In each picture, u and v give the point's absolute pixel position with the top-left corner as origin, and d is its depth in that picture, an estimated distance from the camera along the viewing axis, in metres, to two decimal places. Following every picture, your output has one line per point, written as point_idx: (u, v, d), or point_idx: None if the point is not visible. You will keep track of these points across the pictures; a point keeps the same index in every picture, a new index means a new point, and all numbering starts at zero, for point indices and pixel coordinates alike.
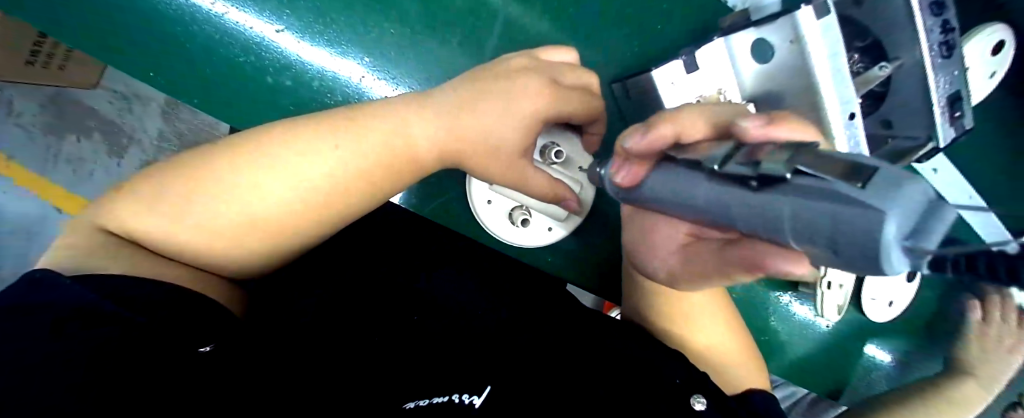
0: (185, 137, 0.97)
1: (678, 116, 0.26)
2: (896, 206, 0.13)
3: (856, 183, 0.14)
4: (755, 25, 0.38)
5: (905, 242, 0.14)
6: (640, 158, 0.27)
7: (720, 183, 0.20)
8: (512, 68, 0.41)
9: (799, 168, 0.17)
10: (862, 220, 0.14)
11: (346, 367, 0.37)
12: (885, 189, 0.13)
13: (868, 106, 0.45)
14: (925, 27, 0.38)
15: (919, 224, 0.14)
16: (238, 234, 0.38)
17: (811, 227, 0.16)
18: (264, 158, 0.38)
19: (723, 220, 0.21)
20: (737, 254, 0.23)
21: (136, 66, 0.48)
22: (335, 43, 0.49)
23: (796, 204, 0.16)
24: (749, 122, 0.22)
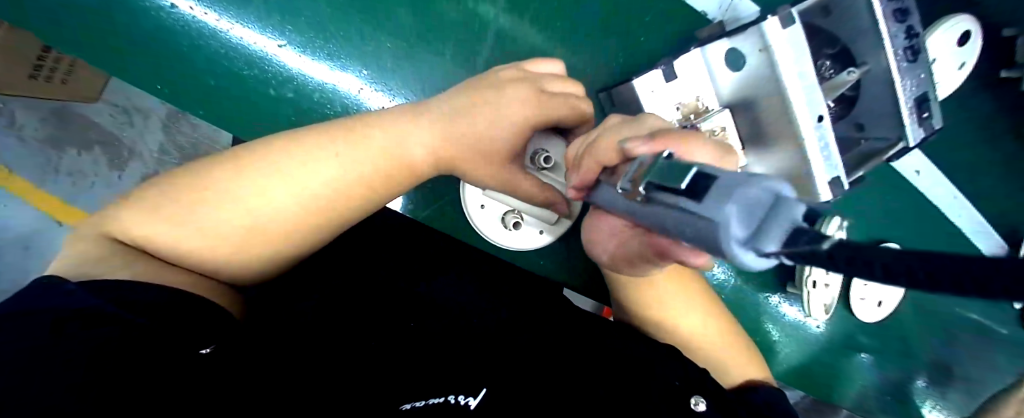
0: (186, 150, 0.97)
1: (594, 145, 0.29)
2: (723, 214, 0.15)
3: (696, 200, 0.17)
4: (728, 35, 0.40)
5: (748, 243, 0.15)
6: (580, 187, 0.30)
7: (628, 198, 0.23)
8: (504, 79, 0.43)
9: (665, 186, 0.19)
10: (711, 232, 0.16)
11: (345, 370, 0.38)
12: (717, 198, 0.16)
13: (840, 110, 0.47)
14: (889, 33, 0.40)
15: (759, 222, 0.15)
16: (241, 239, 0.40)
17: (692, 233, 0.18)
18: (268, 165, 0.40)
19: (641, 221, 0.23)
20: (656, 239, 0.25)
21: (145, 80, 0.50)
22: (335, 57, 0.51)
23: (677, 220, 0.18)
24: (635, 143, 0.24)
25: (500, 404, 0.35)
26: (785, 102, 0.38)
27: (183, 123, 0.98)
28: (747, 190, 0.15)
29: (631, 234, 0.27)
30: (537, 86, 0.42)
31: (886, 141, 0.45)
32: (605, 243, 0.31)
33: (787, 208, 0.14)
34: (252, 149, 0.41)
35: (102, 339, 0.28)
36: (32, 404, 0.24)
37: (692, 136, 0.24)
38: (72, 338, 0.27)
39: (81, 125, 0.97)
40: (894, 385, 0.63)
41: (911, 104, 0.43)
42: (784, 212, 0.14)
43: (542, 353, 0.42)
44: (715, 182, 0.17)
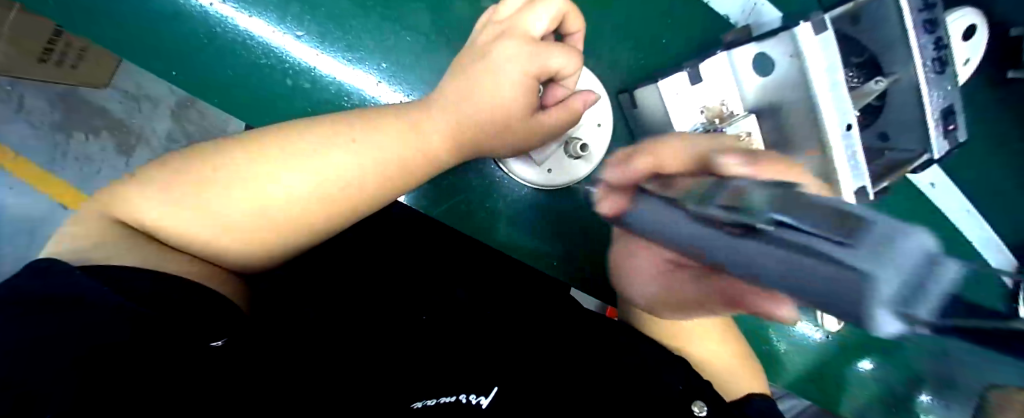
0: (192, 136, 0.93)
1: (657, 155, 0.28)
2: (889, 267, 0.11)
3: (839, 240, 0.13)
4: (757, 40, 0.42)
5: (897, 311, 0.12)
6: (624, 190, 0.27)
7: (696, 221, 0.19)
8: (489, 43, 0.42)
9: (779, 219, 0.15)
10: (857, 287, 0.12)
11: (356, 365, 0.38)
12: (876, 248, 0.12)
13: (867, 118, 0.45)
14: (919, 44, 0.41)
15: (915, 294, 0.12)
16: (254, 226, 0.38)
17: (795, 280, 0.14)
18: (285, 149, 0.38)
19: (698, 257, 0.19)
20: (722, 288, 0.20)
21: (160, 65, 0.50)
22: (354, 49, 0.51)
23: (814, 267, 0.13)
24: (728, 162, 0.24)
25: (510, 405, 0.35)
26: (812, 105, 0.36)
27: (190, 110, 0.94)
28: (917, 245, 0.12)
29: (682, 273, 0.23)
30: (525, 35, 0.40)
31: (911, 152, 0.45)
32: (640, 259, 0.29)
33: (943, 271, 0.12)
34: (264, 134, 0.40)
35: (107, 340, 0.27)
36: (34, 407, 0.23)
37: (767, 161, 0.24)
38: (77, 336, 0.27)
39: (91, 110, 0.97)
40: None
41: (936, 115, 0.43)
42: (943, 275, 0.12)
43: (553, 354, 0.42)
44: (787, 203, 0.16)
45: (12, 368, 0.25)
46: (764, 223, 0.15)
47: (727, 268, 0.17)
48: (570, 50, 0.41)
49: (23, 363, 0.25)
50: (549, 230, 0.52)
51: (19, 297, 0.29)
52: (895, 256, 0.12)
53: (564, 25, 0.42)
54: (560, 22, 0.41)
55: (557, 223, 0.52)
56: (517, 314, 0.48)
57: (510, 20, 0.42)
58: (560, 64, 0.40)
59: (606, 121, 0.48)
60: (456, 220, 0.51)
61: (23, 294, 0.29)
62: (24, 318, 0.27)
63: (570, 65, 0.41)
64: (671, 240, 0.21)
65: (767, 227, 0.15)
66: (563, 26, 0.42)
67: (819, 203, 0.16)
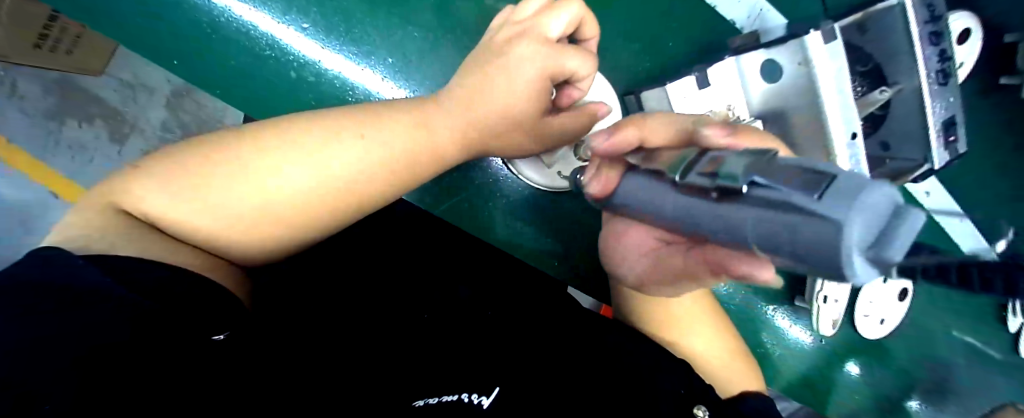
0: (189, 127, 0.98)
1: (643, 123, 0.30)
2: (854, 212, 0.13)
3: (813, 194, 0.14)
4: (765, 46, 0.41)
5: (870, 255, 0.14)
6: (611, 160, 0.29)
7: (685, 193, 0.21)
8: (505, 40, 0.40)
9: (754, 178, 0.17)
10: (830, 236, 0.14)
11: (357, 361, 0.38)
12: (841, 198, 0.14)
13: (868, 127, 0.47)
14: (924, 56, 0.41)
15: (882, 237, 0.14)
16: (256, 221, 0.38)
17: (773, 235, 0.16)
18: (288, 143, 0.38)
19: (691, 228, 0.21)
20: (703, 257, 0.24)
21: (161, 54, 0.49)
22: (359, 44, 0.50)
23: (785, 222, 0.15)
24: (714, 132, 0.25)
25: (511, 404, 0.35)
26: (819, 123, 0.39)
27: (187, 100, 0.99)
28: (878, 193, 0.14)
29: (676, 250, 0.27)
30: (540, 35, 0.38)
31: (913, 161, 0.45)
32: (633, 254, 0.30)
33: (911, 218, 0.14)
34: (265, 127, 0.39)
35: (107, 340, 0.26)
36: (36, 408, 0.22)
37: (753, 132, 0.25)
38: (77, 337, 0.26)
39: (85, 97, 0.96)
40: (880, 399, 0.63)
41: (939, 127, 0.43)
42: (908, 221, 0.14)
43: (552, 351, 0.42)
44: (758, 162, 0.17)
45: (11, 369, 0.23)
46: (741, 183, 0.17)
47: (714, 234, 0.20)
48: (585, 53, 0.39)
49: (20, 365, 0.23)
50: (547, 227, 0.52)
51: (19, 292, 0.27)
52: (848, 196, 0.14)
53: (580, 31, 0.41)
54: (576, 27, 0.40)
55: (556, 219, 0.52)
56: (519, 312, 0.49)
57: (533, 19, 0.40)
58: (575, 67, 0.39)
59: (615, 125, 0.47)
60: (457, 218, 0.51)
61: (26, 285, 0.28)
62: (23, 319, 0.26)
63: (586, 69, 0.39)
64: (661, 214, 0.23)
65: (743, 188, 0.17)
66: (579, 31, 0.42)
67: (789, 162, 0.17)
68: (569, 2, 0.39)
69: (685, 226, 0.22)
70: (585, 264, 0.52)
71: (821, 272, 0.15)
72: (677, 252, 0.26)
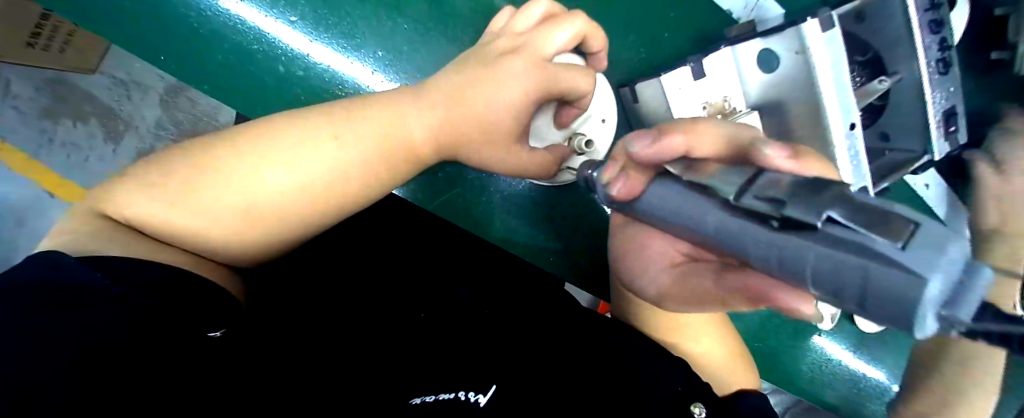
0: (183, 126, 0.96)
1: (691, 130, 0.27)
2: (935, 270, 0.14)
3: (895, 243, 0.15)
4: (762, 35, 0.41)
5: (939, 311, 0.15)
6: (642, 168, 0.28)
7: (738, 216, 0.21)
8: (499, 54, 0.40)
9: (829, 216, 0.16)
10: (910, 290, 0.14)
11: (352, 361, 0.37)
12: (928, 251, 0.14)
13: (868, 118, 0.47)
14: (923, 44, 0.41)
15: (955, 293, 0.14)
16: (234, 218, 0.37)
17: (835, 275, 0.16)
18: (268, 139, 0.38)
19: (732, 249, 0.21)
20: (743, 284, 0.23)
21: (148, 50, 0.48)
22: (350, 37, 0.50)
23: (860, 270, 0.15)
24: (774, 152, 0.23)
25: (509, 403, 0.34)
26: (817, 112, 0.39)
27: (182, 98, 0.98)
28: (962, 249, 0.14)
29: (699, 267, 0.28)
30: (537, 53, 0.39)
31: (911, 153, 0.45)
32: (653, 271, 0.31)
33: (980, 275, 0.14)
34: (249, 127, 0.39)
35: (107, 340, 0.26)
36: (35, 407, 0.22)
37: (810, 154, 0.24)
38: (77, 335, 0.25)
39: (78, 96, 0.95)
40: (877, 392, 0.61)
41: (939, 117, 0.43)
42: (979, 279, 0.14)
43: (549, 351, 0.42)
44: (832, 196, 0.17)
45: (11, 369, 0.23)
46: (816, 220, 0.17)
47: (763, 259, 0.20)
48: (580, 69, 0.39)
49: (22, 362, 0.23)
50: (544, 223, 0.51)
51: (18, 290, 0.27)
52: (930, 252, 0.14)
53: (586, 44, 0.41)
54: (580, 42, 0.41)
55: (556, 217, 0.52)
56: (517, 310, 0.48)
57: (530, 34, 0.40)
58: (576, 84, 0.39)
59: (610, 116, 0.45)
60: (456, 214, 0.50)
61: (26, 285, 0.28)
62: (24, 319, 0.25)
63: (586, 84, 0.39)
64: (700, 228, 0.23)
65: (817, 224, 0.17)
66: (585, 45, 0.41)
67: (863, 197, 0.17)
68: (571, 19, 0.39)
69: (727, 245, 0.21)
70: (585, 263, 0.52)
71: (875, 315, 0.16)
72: (705, 274, 0.27)
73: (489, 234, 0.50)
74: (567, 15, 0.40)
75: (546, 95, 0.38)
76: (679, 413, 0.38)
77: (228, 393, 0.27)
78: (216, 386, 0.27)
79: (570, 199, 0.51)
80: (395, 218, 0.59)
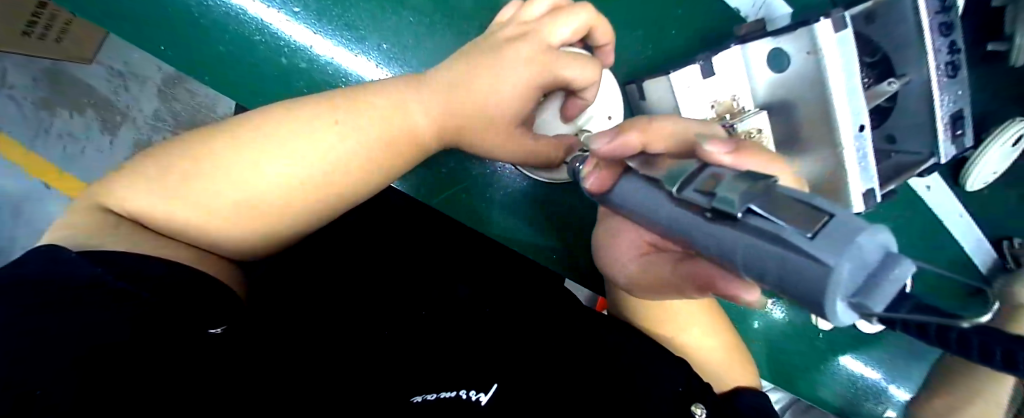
0: (181, 116, 0.94)
1: (646, 128, 0.27)
2: (842, 257, 0.14)
3: (806, 232, 0.15)
4: (772, 35, 0.40)
5: (848, 299, 0.15)
6: (607, 163, 0.27)
7: (679, 206, 0.20)
8: (503, 39, 0.39)
9: (750, 207, 0.16)
10: (821, 278, 0.14)
11: (353, 357, 0.37)
12: (836, 240, 0.14)
13: (874, 120, 0.47)
14: (933, 47, 0.40)
15: (863, 283, 0.14)
16: (234, 212, 0.37)
17: (761, 264, 0.16)
18: (264, 133, 0.37)
19: (684, 238, 0.20)
20: (695, 271, 0.25)
21: (147, 40, 0.48)
22: (354, 29, 0.49)
23: (779, 260, 0.15)
24: (714, 147, 0.23)
25: (512, 404, 0.34)
26: (828, 114, 0.38)
27: (179, 89, 0.96)
28: (870, 238, 0.14)
29: (661, 257, 0.29)
30: (542, 41, 0.38)
31: (917, 155, 0.45)
32: (624, 262, 0.33)
33: (896, 267, 0.14)
34: (248, 118, 0.38)
35: (107, 340, 0.25)
36: (35, 407, 0.21)
37: (753, 149, 0.25)
38: (77, 336, 0.25)
39: (76, 86, 0.94)
40: (872, 391, 0.61)
41: (946, 120, 0.43)
42: (892, 270, 0.14)
43: (551, 350, 0.42)
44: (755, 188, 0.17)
45: (11, 369, 0.22)
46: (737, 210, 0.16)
47: (707, 251, 0.19)
48: (587, 60, 0.38)
49: (23, 362, 0.23)
50: (543, 219, 0.51)
51: (14, 286, 0.27)
52: (837, 239, 0.14)
53: (593, 37, 0.41)
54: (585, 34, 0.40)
55: (556, 214, 0.51)
56: (518, 308, 0.48)
57: (538, 23, 0.39)
58: (571, 75, 0.37)
59: (617, 113, 0.45)
60: (457, 209, 0.49)
61: (25, 282, 0.27)
62: (23, 319, 0.25)
63: (587, 75, 0.38)
64: (652, 220, 0.22)
65: (738, 214, 0.17)
66: (592, 37, 0.41)
67: (785, 190, 0.17)
68: (578, 11, 0.39)
69: (677, 237, 0.21)
70: (585, 263, 0.51)
71: (799, 302, 0.16)
72: (665, 263, 0.29)
73: (489, 230, 0.50)
74: (572, 8, 0.39)
75: (547, 87, 0.39)
76: (680, 412, 0.38)
77: (230, 391, 0.26)
78: (218, 383, 0.26)
79: (573, 196, 0.51)
80: (395, 214, 0.59)
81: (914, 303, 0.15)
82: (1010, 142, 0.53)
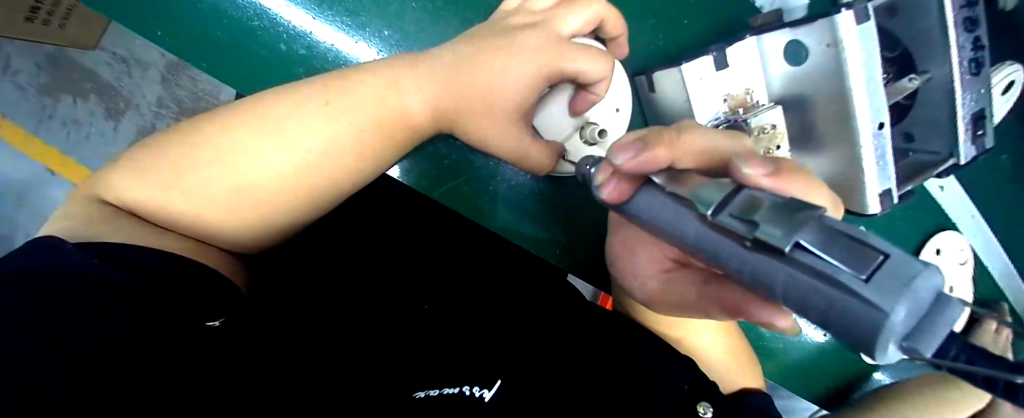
0: (185, 104, 0.95)
1: (674, 142, 0.25)
2: (902, 305, 0.13)
3: (860, 275, 0.14)
4: (790, 26, 0.38)
5: (900, 342, 0.14)
6: (629, 176, 0.25)
7: (713, 229, 0.19)
8: (512, 26, 0.38)
9: (800, 242, 0.15)
10: (874, 324, 0.13)
11: (356, 351, 0.36)
12: (893, 283, 0.13)
13: (893, 118, 0.46)
14: (957, 43, 0.39)
15: (917, 326, 0.14)
16: (236, 203, 0.36)
17: (805, 299, 0.16)
18: (259, 122, 0.36)
19: (713, 260, 0.20)
20: (726, 297, 0.25)
21: (144, 24, 0.46)
22: (355, 14, 0.48)
23: (828, 298, 0.15)
24: (754, 169, 0.22)
25: (515, 402, 0.33)
26: (845, 106, 0.37)
27: (183, 76, 0.96)
28: (927, 280, 0.13)
29: (689, 281, 0.29)
30: (553, 31, 0.37)
31: (936, 155, 0.44)
32: (642, 277, 0.32)
33: (947, 310, 0.14)
34: (246, 106, 0.37)
35: (107, 340, 0.25)
36: (35, 407, 0.20)
37: (793, 166, 0.23)
38: (76, 335, 0.24)
39: (78, 72, 0.93)
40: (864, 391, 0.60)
41: (968, 119, 0.42)
42: (946, 314, 0.14)
43: (556, 346, 0.41)
44: (801, 218, 0.16)
45: (9, 370, 0.22)
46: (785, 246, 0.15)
47: (740, 276, 0.19)
48: (598, 53, 0.37)
49: (20, 362, 0.22)
50: (548, 214, 0.50)
51: (14, 285, 0.26)
52: (895, 282, 0.13)
53: (604, 28, 0.40)
54: (596, 26, 0.39)
55: (561, 211, 0.50)
56: (521, 304, 0.47)
57: (549, 14, 0.38)
58: (584, 69, 0.36)
59: (625, 105, 0.43)
60: (459, 202, 0.48)
61: (25, 281, 0.27)
62: (19, 320, 0.24)
63: (598, 68, 0.36)
64: (676, 238, 0.22)
65: (786, 250, 0.15)
66: (602, 29, 0.40)
67: (834, 221, 0.16)
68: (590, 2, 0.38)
69: (705, 257, 0.20)
70: (585, 259, 0.50)
71: (842, 338, 0.15)
72: (690, 284, 0.29)
73: (492, 225, 0.49)
74: None
75: (556, 81, 0.37)
76: (681, 411, 0.37)
77: (235, 388, 0.26)
78: (223, 381, 0.26)
79: (580, 191, 0.50)
80: (399, 206, 0.58)
81: (963, 343, 0.14)
82: (1000, 86, 0.52)
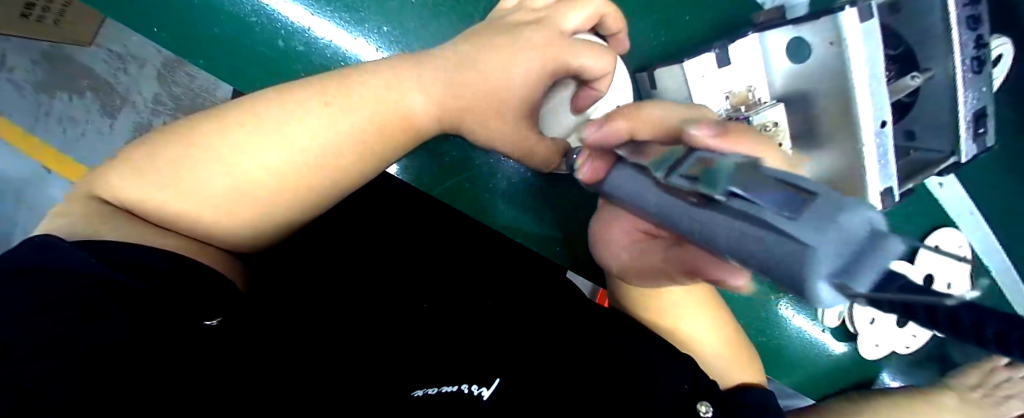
0: (182, 101, 0.95)
1: (637, 113, 0.26)
2: (825, 237, 0.13)
3: (786, 212, 0.14)
4: (793, 23, 0.38)
5: (832, 280, 0.13)
6: (599, 151, 0.27)
7: (667, 190, 0.20)
8: (514, 23, 0.38)
9: (732, 190, 0.16)
10: (800, 259, 0.13)
11: (356, 350, 0.36)
12: (818, 218, 0.13)
13: (894, 116, 0.46)
14: (960, 41, 0.39)
15: (847, 262, 0.13)
16: (232, 200, 0.36)
17: (744, 248, 0.16)
18: (258, 121, 0.36)
19: (671, 223, 0.20)
20: (682, 259, 0.24)
21: (141, 20, 0.46)
22: (354, 10, 0.48)
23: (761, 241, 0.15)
24: (702, 131, 0.22)
25: (515, 401, 0.33)
26: (849, 103, 0.37)
27: (179, 73, 0.96)
28: (853, 214, 0.13)
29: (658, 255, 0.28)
30: (555, 27, 0.37)
31: (937, 153, 0.44)
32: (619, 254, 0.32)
33: (882, 245, 0.12)
34: (246, 103, 0.37)
35: (108, 340, 0.24)
36: (35, 407, 0.20)
37: (746, 129, 0.23)
38: (76, 334, 0.24)
39: (74, 68, 0.93)
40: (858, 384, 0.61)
41: (969, 118, 0.42)
42: (880, 250, 0.12)
43: (558, 344, 0.41)
44: (739, 172, 0.16)
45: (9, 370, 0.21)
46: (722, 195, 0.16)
47: (693, 236, 0.19)
48: (601, 50, 0.36)
49: (19, 362, 0.22)
50: (549, 212, 0.50)
51: (14, 285, 0.26)
52: (819, 215, 0.13)
53: (603, 24, 0.40)
54: (597, 22, 0.39)
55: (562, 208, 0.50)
56: (521, 303, 0.47)
57: (552, 10, 0.38)
58: (588, 65, 0.36)
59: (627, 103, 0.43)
60: (462, 200, 0.49)
61: (24, 281, 0.26)
62: (15, 319, 0.24)
63: (603, 65, 0.36)
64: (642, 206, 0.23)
65: (721, 198, 0.16)
66: (602, 24, 0.40)
67: (772, 173, 0.16)
68: None
69: (666, 221, 0.21)
70: (585, 258, 0.50)
71: (784, 285, 0.15)
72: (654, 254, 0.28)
73: (491, 221, 0.49)
74: None
75: (557, 78, 0.37)
76: (680, 410, 0.38)
77: (234, 389, 0.26)
78: (220, 382, 0.26)
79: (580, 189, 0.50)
80: (399, 203, 0.58)
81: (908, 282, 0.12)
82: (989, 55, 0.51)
